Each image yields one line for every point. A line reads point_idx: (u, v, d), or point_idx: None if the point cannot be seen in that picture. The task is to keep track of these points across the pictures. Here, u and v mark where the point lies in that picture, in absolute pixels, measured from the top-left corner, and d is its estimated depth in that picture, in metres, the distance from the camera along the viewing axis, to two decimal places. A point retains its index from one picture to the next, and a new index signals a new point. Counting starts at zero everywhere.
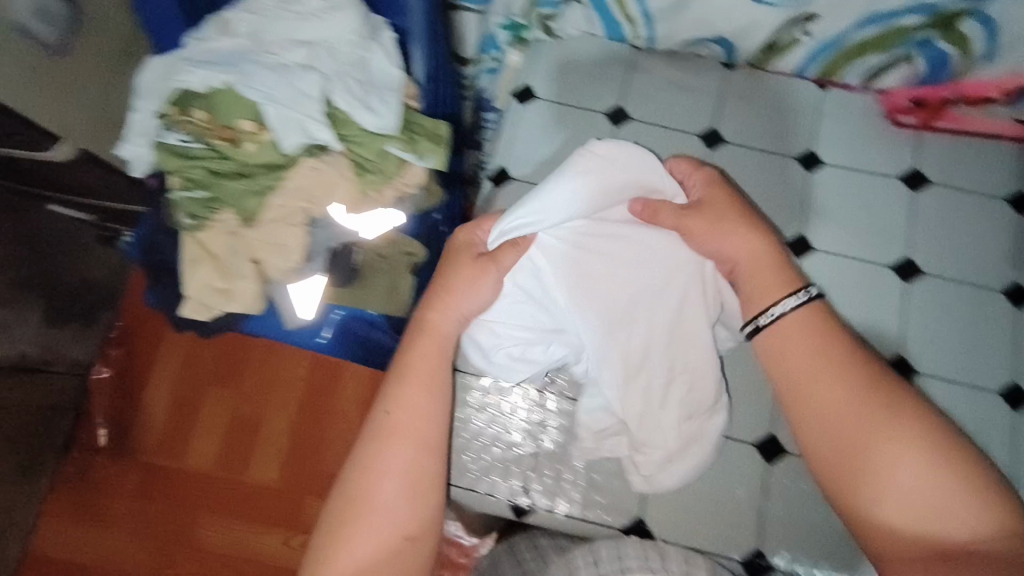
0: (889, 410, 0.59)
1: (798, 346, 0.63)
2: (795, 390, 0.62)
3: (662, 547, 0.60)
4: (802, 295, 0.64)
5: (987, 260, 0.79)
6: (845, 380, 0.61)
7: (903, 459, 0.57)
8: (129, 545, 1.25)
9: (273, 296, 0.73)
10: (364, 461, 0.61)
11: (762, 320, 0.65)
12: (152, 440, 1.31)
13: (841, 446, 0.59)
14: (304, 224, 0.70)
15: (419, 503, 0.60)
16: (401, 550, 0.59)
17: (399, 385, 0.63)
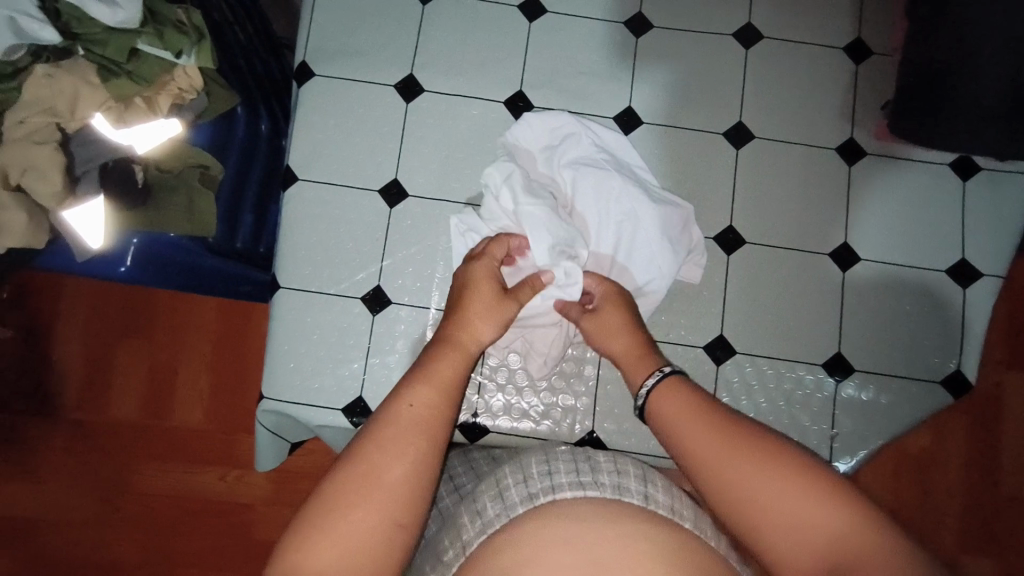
0: (778, 464, 0.44)
1: (666, 409, 0.52)
2: (670, 445, 0.50)
3: (590, 452, 0.58)
4: (655, 375, 0.55)
5: (822, 117, 0.75)
6: (730, 441, 0.47)
7: (793, 512, 0.43)
8: (68, 501, 1.22)
9: (57, 226, 0.68)
10: (369, 464, 0.45)
11: (638, 401, 0.55)
12: (69, 395, 1.24)
13: (713, 498, 0.47)
14: (57, 142, 0.63)
15: (413, 503, 0.45)
16: (391, 539, 0.44)
17: (421, 389, 0.50)
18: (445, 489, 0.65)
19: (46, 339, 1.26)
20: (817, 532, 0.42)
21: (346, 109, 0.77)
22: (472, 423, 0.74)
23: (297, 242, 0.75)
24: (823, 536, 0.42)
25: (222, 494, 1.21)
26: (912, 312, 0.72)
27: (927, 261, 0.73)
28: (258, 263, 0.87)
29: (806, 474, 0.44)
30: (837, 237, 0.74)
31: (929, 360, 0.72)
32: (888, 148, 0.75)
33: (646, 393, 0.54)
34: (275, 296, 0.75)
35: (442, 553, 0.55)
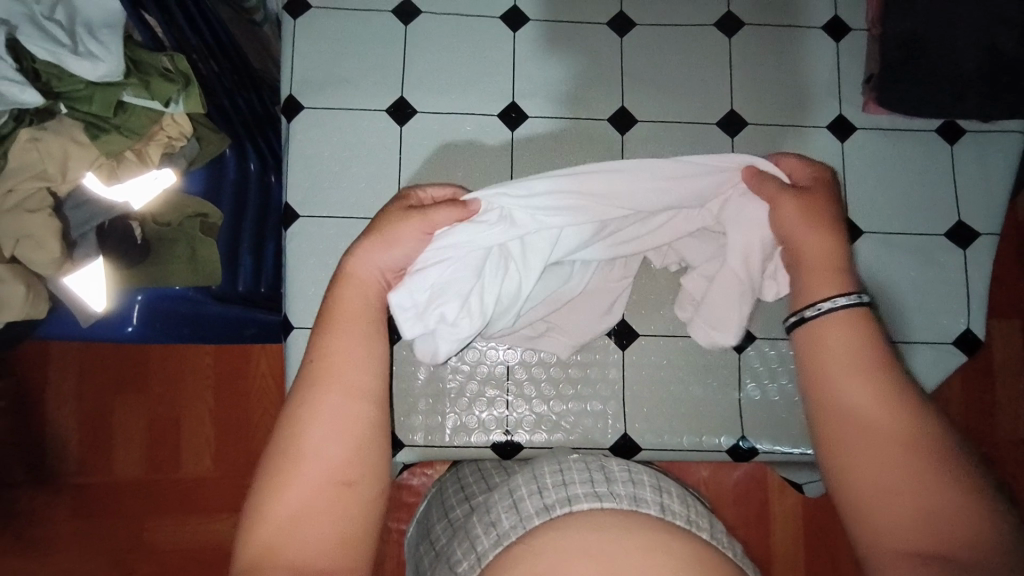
0: (915, 436, 0.45)
1: (834, 336, 0.51)
2: (812, 378, 0.51)
3: (603, 461, 0.60)
4: (839, 300, 0.52)
5: (810, 98, 0.77)
6: (879, 396, 0.47)
7: (920, 500, 0.43)
8: (80, 568, 1.17)
9: (55, 292, 0.66)
10: (290, 435, 0.47)
11: (797, 315, 0.54)
12: (71, 458, 1.20)
13: (837, 447, 0.48)
14: (51, 208, 0.61)
15: (356, 457, 0.47)
16: (339, 498, 0.45)
17: (329, 339, 0.51)
18: (456, 500, 0.66)
19: (39, 407, 1.21)
20: (926, 503, 0.43)
21: (340, 139, 0.76)
22: (505, 440, 0.74)
23: (307, 279, 0.74)
24: (928, 511, 0.43)
25: (242, 540, 1.18)
26: (918, 277, 0.74)
27: (927, 226, 0.75)
28: (263, 305, 0.83)
29: (940, 460, 0.44)
30: (839, 214, 0.75)
31: (939, 323, 0.74)
32: (876, 120, 0.77)
33: (816, 312, 0.52)
34: (290, 337, 0.74)
35: (454, 562, 0.56)
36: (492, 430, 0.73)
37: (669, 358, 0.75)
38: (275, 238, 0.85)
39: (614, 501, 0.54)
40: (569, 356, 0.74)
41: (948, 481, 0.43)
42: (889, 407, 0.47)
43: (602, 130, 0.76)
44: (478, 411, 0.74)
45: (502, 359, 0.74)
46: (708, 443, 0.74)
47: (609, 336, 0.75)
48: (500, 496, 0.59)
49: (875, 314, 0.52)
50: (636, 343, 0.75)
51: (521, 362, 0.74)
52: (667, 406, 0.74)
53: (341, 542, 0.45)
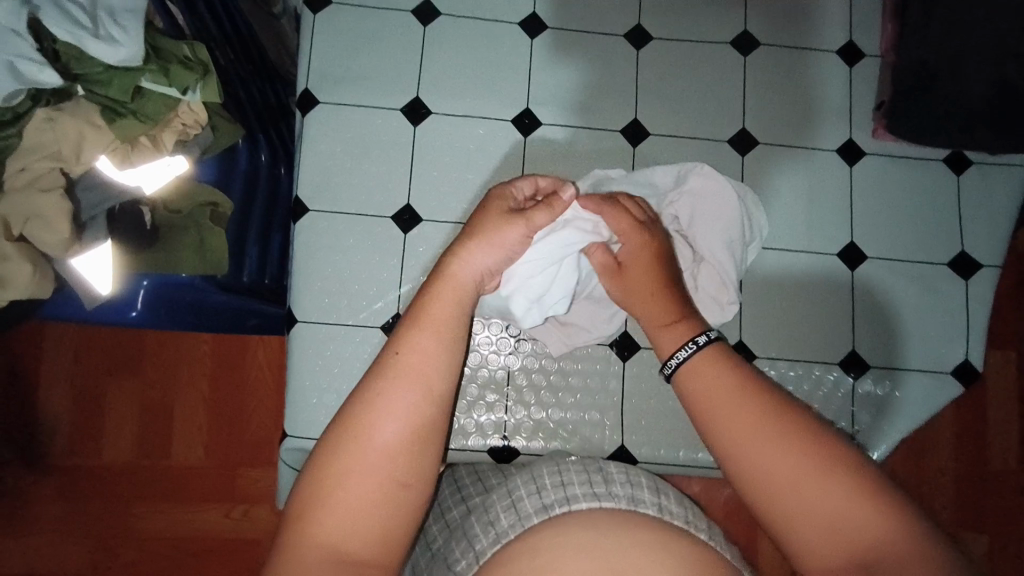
0: (808, 450, 0.47)
1: (702, 382, 0.53)
2: (707, 427, 0.52)
3: (603, 465, 0.61)
4: (693, 343, 0.56)
5: (821, 122, 0.78)
6: (764, 426, 0.48)
7: (832, 507, 0.45)
8: (65, 550, 1.17)
9: (62, 272, 0.66)
10: (365, 421, 0.49)
11: (670, 363, 0.57)
12: (61, 440, 1.20)
13: (751, 485, 0.48)
14: (62, 188, 0.61)
15: (412, 462, 0.49)
16: (392, 498, 0.48)
17: (415, 336, 0.52)
18: (453, 502, 0.67)
19: (32, 386, 1.21)
20: (838, 515, 0.45)
21: (354, 136, 0.76)
22: (502, 445, 0.74)
23: (314, 274, 0.74)
24: (840, 523, 0.45)
25: (230, 529, 1.18)
26: (920, 305, 0.75)
27: (930, 255, 0.76)
28: (269, 296, 0.86)
29: (835, 467, 0.46)
30: (844, 238, 0.76)
31: (938, 352, 0.74)
32: (886, 147, 0.78)
33: (678, 361, 0.56)
34: (293, 330, 0.74)
35: (454, 562, 0.57)
36: (490, 432, 0.74)
37: None
38: (282, 230, 0.87)
39: (611, 501, 0.55)
40: (570, 364, 0.75)
41: (848, 484, 0.45)
42: (781, 436, 0.48)
43: (614, 141, 0.77)
44: (476, 415, 0.74)
45: (503, 363, 0.75)
46: (705, 459, 0.74)
47: (610, 347, 0.75)
48: (499, 497, 0.60)
49: (730, 349, 0.56)
50: (638, 355, 0.75)
51: (522, 368, 0.75)
52: (665, 420, 0.75)
53: (382, 537, 0.48)
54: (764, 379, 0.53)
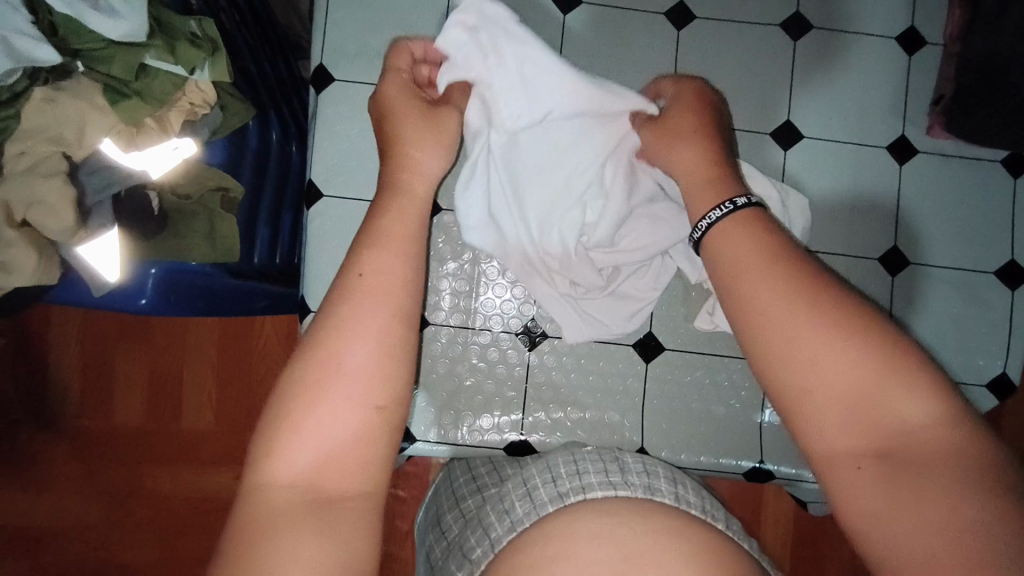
0: (848, 321, 0.40)
1: (733, 244, 0.46)
2: (729, 290, 0.44)
3: (618, 453, 0.60)
4: (726, 206, 0.48)
5: (872, 115, 0.72)
6: (798, 292, 0.41)
7: (859, 382, 0.38)
8: (81, 509, 1.19)
9: (69, 259, 0.63)
10: (326, 344, 0.41)
11: (699, 228, 0.49)
12: (73, 403, 1.21)
13: (766, 355, 0.41)
14: (64, 173, 0.58)
15: (387, 380, 0.41)
16: (368, 426, 0.40)
17: (375, 258, 0.44)
18: (468, 490, 0.67)
19: (40, 352, 1.20)
20: (873, 396, 0.38)
21: (371, 118, 0.72)
22: (519, 442, 0.72)
23: (329, 263, 0.71)
24: (872, 405, 0.38)
25: (242, 490, 1.19)
26: (961, 313, 0.71)
27: (977, 263, 0.72)
28: (277, 278, 0.81)
29: (877, 343, 0.39)
30: (886, 241, 0.72)
31: (975, 364, 0.71)
32: (940, 145, 0.72)
33: (706, 226, 0.48)
34: (306, 320, 0.72)
35: (469, 551, 0.56)
36: (507, 429, 0.72)
37: (693, 374, 0.73)
38: (293, 210, 0.81)
39: (628, 490, 0.53)
40: (591, 362, 0.73)
41: (886, 366, 0.38)
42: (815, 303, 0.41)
43: None
44: (492, 412, 0.72)
45: (522, 360, 0.72)
46: (724, 464, 0.73)
47: (632, 347, 0.73)
48: (513, 486, 0.59)
49: (770, 217, 0.48)
50: (661, 356, 0.73)
51: (540, 366, 0.72)
52: (686, 423, 0.73)
53: (364, 471, 0.40)
54: (803, 253, 0.45)
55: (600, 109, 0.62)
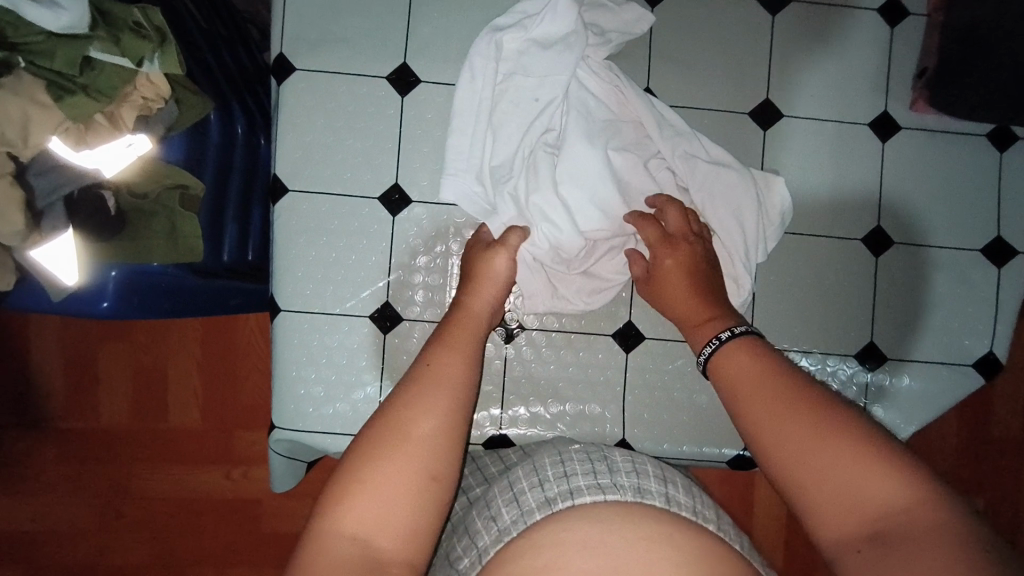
0: (827, 415, 0.46)
1: (733, 361, 0.55)
2: (734, 402, 0.52)
3: (606, 452, 0.60)
4: (732, 329, 0.57)
5: (853, 90, 0.70)
6: (777, 395, 0.49)
7: (845, 474, 0.44)
8: (71, 510, 1.18)
9: (25, 264, 0.61)
10: (403, 419, 0.49)
11: (704, 352, 0.58)
12: (56, 406, 1.18)
13: (769, 457, 0.48)
14: (12, 174, 0.56)
15: (445, 457, 0.49)
16: (425, 491, 0.47)
17: (444, 354, 0.55)
18: (457, 496, 0.68)
19: (21, 355, 1.18)
20: (860, 487, 0.43)
21: (335, 107, 0.69)
22: (499, 437, 0.71)
23: (297, 259, 0.69)
24: (855, 494, 0.43)
25: (234, 491, 1.18)
26: (946, 293, 0.70)
27: (962, 240, 0.70)
28: (249, 275, 0.81)
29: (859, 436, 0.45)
30: (870, 220, 0.70)
31: (961, 345, 0.70)
32: (923, 120, 0.70)
33: (714, 346, 0.57)
34: (277, 320, 0.70)
35: (457, 560, 0.56)
36: (486, 423, 0.71)
37: (675, 363, 0.71)
38: (264, 205, 0.81)
39: (617, 493, 0.53)
40: (570, 355, 0.71)
41: (867, 460, 0.43)
42: (800, 402, 0.48)
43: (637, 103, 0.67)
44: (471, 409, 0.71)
45: (499, 354, 0.71)
46: (708, 453, 0.72)
47: (613, 337, 0.71)
48: (500, 490, 0.59)
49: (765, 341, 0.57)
50: (642, 345, 0.71)
51: (519, 358, 0.71)
52: (668, 412, 0.72)
53: (414, 537, 0.46)
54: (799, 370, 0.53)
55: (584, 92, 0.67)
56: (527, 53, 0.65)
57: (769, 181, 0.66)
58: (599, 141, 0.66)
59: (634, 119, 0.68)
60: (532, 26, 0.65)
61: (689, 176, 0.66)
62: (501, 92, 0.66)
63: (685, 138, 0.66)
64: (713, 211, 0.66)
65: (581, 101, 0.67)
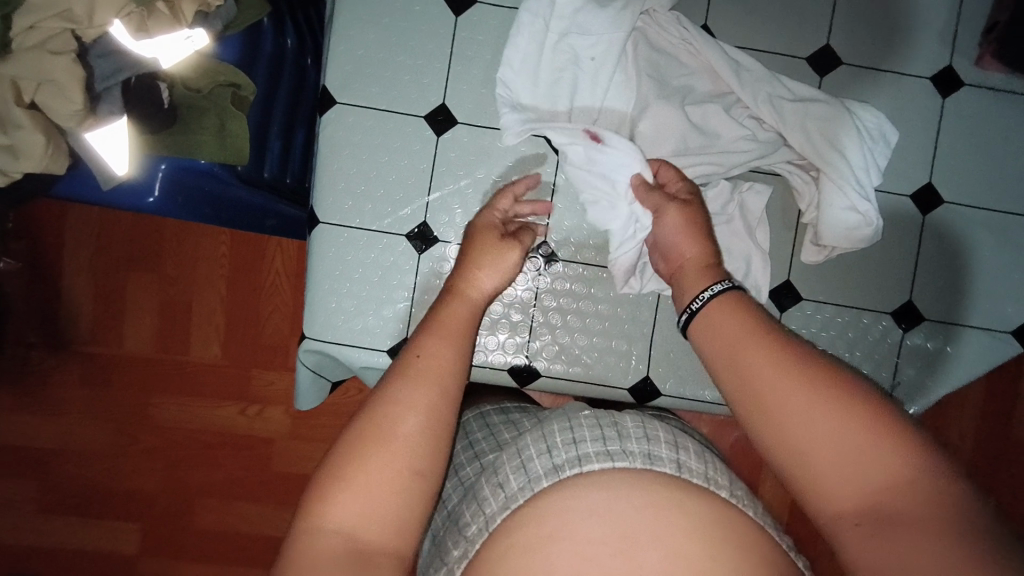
0: (815, 380, 0.43)
1: (716, 328, 0.51)
2: (720, 367, 0.49)
3: (615, 415, 0.52)
4: (714, 288, 0.54)
5: (916, 43, 0.68)
6: (766, 355, 0.46)
7: (840, 443, 0.40)
8: (89, 433, 1.16)
9: (77, 148, 0.63)
10: (381, 417, 0.46)
11: (688, 313, 0.55)
12: (84, 325, 1.15)
13: (760, 427, 0.45)
14: (75, 53, 0.57)
15: (430, 450, 0.46)
16: (406, 485, 0.45)
17: (428, 343, 0.52)
18: (466, 458, 0.62)
19: (53, 269, 1.14)
20: (856, 457, 0.40)
21: (388, 22, 0.69)
22: (523, 366, 0.71)
23: (340, 172, 0.69)
24: (851, 462, 0.40)
25: (248, 427, 1.15)
26: (990, 258, 0.69)
27: (1014, 205, 0.68)
28: (288, 197, 0.82)
29: (848, 401, 0.41)
30: (920, 178, 0.68)
31: (1002, 312, 0.69)
32: (985, 78, 0.68)
33: (699, 304, 0.54)
34: (315, 232, 0.70)
35: (464, 528, 0.50)
36: (512, 350, 0.71)
37: None
38: (305, 127, 0.82)
39: (625, 461, 0.46)
40: (599, 292, 0.71)
41: (863, 428, 0.40)
42: (790, 373, 0.44)
43: (714, 48, 0.65)
44: (499, 334, 0.71)
45: (530, 285, 0.71)
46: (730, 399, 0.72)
47: None
48: (507, 455, 0.51)
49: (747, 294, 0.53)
50: None
51: (549, 290, 0.71)
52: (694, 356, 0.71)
53: (397, 531, 0.44)
54: (784, 328, 0.49)
55: (650, 38, 0.66)
56: (583, 12, 0.63)
57: (867, 118, 0.65)
58: (674, 96, 0.66)
59: (707, 70, 0.67)
60: None
61: (779, 117, 0.64)
62: (562, 56, 0.65)
63: (764, 78, 0.65)
64: (811, 144, 0.64)
65: (644, 49, 0.66)
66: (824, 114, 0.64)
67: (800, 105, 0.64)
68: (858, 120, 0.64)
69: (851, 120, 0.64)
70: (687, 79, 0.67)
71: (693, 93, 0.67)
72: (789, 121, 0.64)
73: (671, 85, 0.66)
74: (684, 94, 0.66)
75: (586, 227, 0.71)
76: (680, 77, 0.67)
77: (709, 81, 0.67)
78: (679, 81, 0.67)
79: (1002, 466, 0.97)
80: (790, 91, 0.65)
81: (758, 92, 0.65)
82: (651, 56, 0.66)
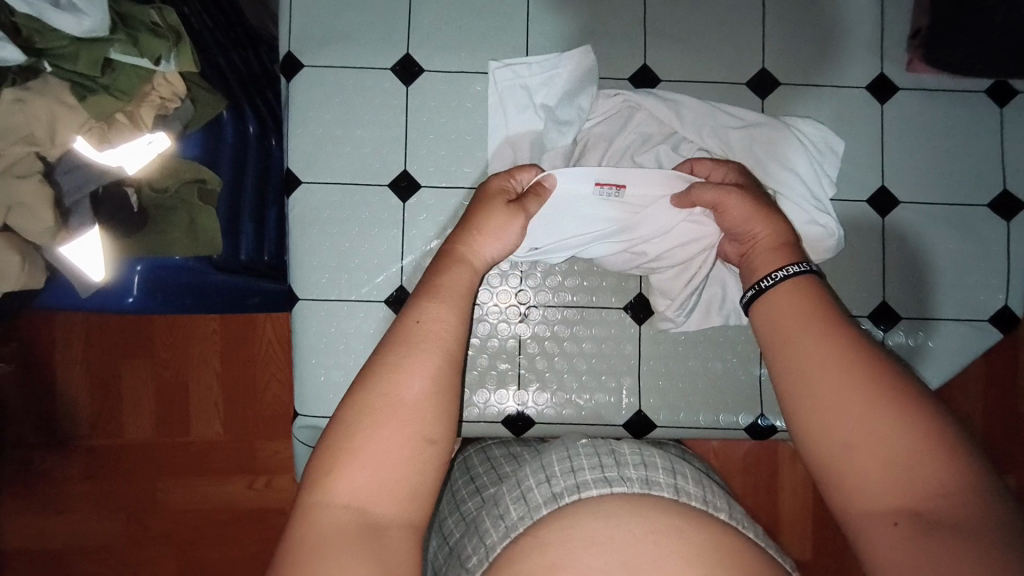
0: (879, 384, 0.44)
1: (784, 313, 0.51)
2: (778, 352, 0.49)
3: (614, 444, 0.53)
4: (789, 269, 0.53)
5: (849, 57, 0.71)
6: (837, 351, 0.46)
7: (895, 446, 0.41)
8: (93, 528, 1.14)
9: (53, 262, 0.66)
10: (382, 387, 0.46)
11: (753, 290, 0.54)
12: (80, 420, 1.15)
13: (815, 417, 0.45)
14: (40, 173, 0.60)
15: (435, 415, 0.46)
16: (419, 454, 0.45)
17: (429, 306, 0.50)
18: (467, 493, 0.61)
19: (46, 368, 1.14)
20: (907, 462, 0.41)
21: (343, 100, 0.71)
22: (516, 414, 0.72)
23: (314, 248, 0.71)
24: (902, 467, 0.41)
25: (254, 501, 1.14)
26: (955, 250, 0.70)
27: (968, 197, 0.70)
28: (268, 274, 0.82)
29: (911, 409, 0.42)
30: (874, 183, 0.70)
31: (975, 300, 0.70)
32: (920, 81, 0.71)
33: (770, 282, 0.53)
34: (296, 310, 0.71)
35: (466, 560, 0.49)
36: (506, 401, 0.72)
37: (688, 333, 0.72)
38: (278, 205, 0.82)
39: (624, 486, 0.46)
40: (581, 330, 0.72)
41: (926, 438, 0.41)
42: (859, 373, 0.45)
43: (656, 101, 0.68)
44: (488, 387, 0.72)
45: (513, 333, 0.72)
46: (725, 420, 0.72)
47: (624, 311, 0.72)
48: (508, 487, 0.52)
49: (821, 283, 0.53)
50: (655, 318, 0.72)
51: (533, 336, 0.71)
52: (683, 383, 0.72)
53: (408, 499, 0.44)
54: (857, 324, 0.49)
55: (597, 100, 0.70)
56: (542, 111, 0.70)
57: (808, 126, 0.68)
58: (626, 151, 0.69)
59: (653, 116, 0.69)
60: (532, 92, 0.70)
61: (727, 148, 0.67)
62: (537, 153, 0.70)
63: (704, 113, 0.68)
64: (763, 171, 0.66)
65: (595, 110, 0.70)
66: (766, 139, 0.66)
67: (742, 134, 0.67)
68: (795, 125, 0.68)
69: (793, 137, 0.67)
70: (637, 129, 0.70)
71: (646, 142, 0.69)
72: (736, 151, 0.67)
73: (622, 140, 0.70)
74: (635, 144, 0.69)
75: (559, 268, 0.72)
76: (629, 128, 0.70)
77: (658, 126, 0.69)
78: (629, 133, 0.70)
79: (1010, 445, 0.97)
80: (736, 122, 0.68)
81: (702, 131, 0.68)
82: (601, 116, 0.70)
